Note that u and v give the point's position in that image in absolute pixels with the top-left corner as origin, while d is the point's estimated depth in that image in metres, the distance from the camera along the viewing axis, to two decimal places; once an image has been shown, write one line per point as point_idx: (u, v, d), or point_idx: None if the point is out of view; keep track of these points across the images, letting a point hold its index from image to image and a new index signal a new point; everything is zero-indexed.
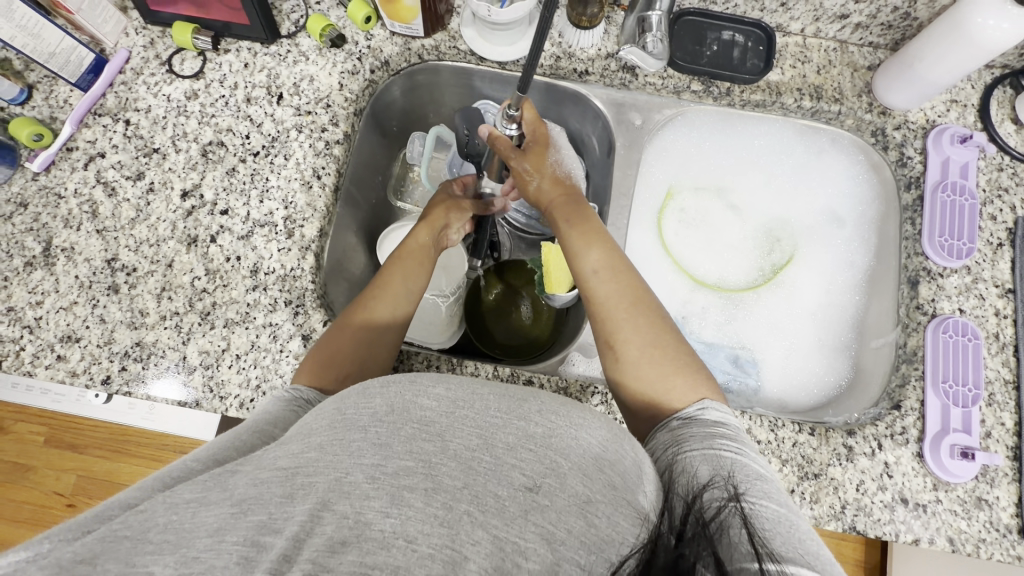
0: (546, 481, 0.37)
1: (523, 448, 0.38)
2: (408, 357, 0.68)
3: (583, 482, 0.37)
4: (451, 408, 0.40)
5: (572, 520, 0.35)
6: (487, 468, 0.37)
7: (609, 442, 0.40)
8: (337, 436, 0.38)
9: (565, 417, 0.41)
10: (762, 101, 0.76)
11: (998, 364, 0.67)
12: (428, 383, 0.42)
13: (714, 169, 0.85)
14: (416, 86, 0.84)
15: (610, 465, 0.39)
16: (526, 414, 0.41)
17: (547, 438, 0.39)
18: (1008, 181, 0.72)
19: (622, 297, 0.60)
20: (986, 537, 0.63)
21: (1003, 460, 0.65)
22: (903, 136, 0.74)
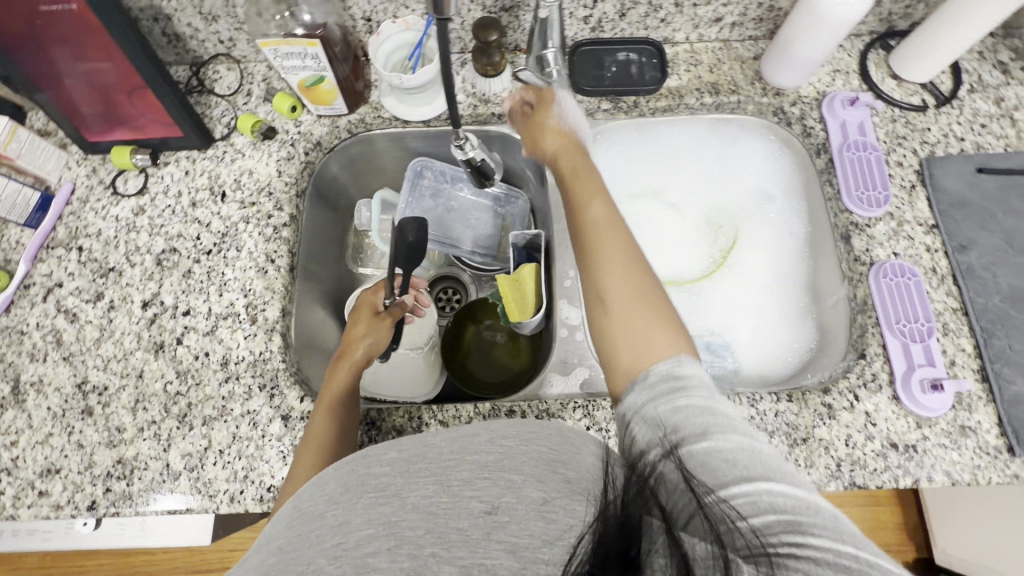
0: (503, 499, 0.38)
1: (479, 478, 0.39)
2: (389, 412, 0.69)
3: (538, 487, 0.38)
4: (406, 466, 0.42)
5: (532, 524, 0.36)
6: (446, 508, 0.38)
7: (561, 445, 0.41)
8: (300, 529, 0.40)
9: (514, 437, 0.42)
10: (668, 106, 0.82)
11: (943, 295, 0.70)
12: (382, 450, 0.44)
13: (644, 175, 0.89)
14: (353, 159, 0.88)
15: (564, 463, 0.40)
16: (478, 446, 0.42)
17: (497, 464, 0.40)
18: (903, 130, 0.78)
19: (620, 249, 0.57)
20: (979, 463, 0.64)
21: (975, 385, 0.67)
22: (801, 110, 0.81)
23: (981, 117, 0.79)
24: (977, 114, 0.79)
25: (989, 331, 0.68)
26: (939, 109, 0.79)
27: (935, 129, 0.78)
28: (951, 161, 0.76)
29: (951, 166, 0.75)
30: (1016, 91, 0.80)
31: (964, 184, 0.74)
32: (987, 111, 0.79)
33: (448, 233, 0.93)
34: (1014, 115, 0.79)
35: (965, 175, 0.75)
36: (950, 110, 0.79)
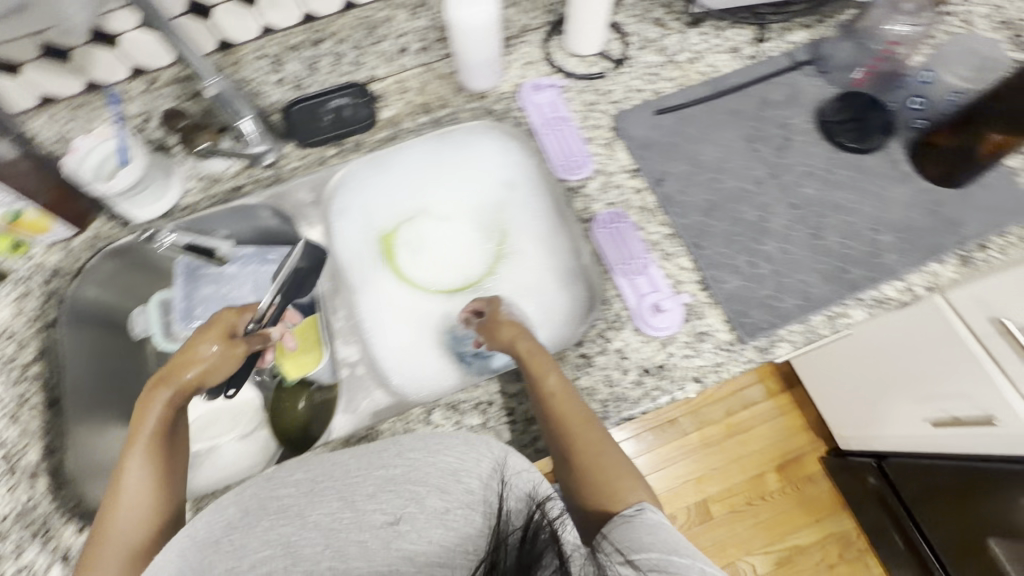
0: (407, 508, 0.51)
1: (382, 492, 0.52)
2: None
3: (441, 496, 0.51)
4: (307, 487, 0.53)
5: (434, 530, 0.49)
6: (349, 522, 0.50)
7: (465, 451, 0.54)
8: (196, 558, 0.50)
9: (424, 445, 0.55)
10: (391, 136, 0.89)
11: (657, 226, 0.79)
12: (286, 474, 0.55)
13: (404, 200, 0.92)
14: (110, 273, 0.85)
15: (467, 472, 0.53)
16: (386, 461, 0.54)
17: (397, 480, 0.53)
18: (592, 97, 0.88)
19: (572, 410, 0.64)
20: (720, 360, 0.71)
21: (700, 293, 0.74)
22: (505, 105, 0.89)
23: (652, 68, 0.90)
24: (648, 66, 0.91)
25: (698, 243, 0.77)
26: (617, 71, 0.90)
27: (618, 89, 0.89)
28: (635, 112, 0.86)
29: (635, 116, 0.86)
30: (674, 39, 0.93)
31: (650, 128, 0.85)
32: (656, 62, 0.91)
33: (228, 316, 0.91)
34: (677, 59, 0.91)
35: (648, 119, 0.85)
36: (627, 69, 0.90)
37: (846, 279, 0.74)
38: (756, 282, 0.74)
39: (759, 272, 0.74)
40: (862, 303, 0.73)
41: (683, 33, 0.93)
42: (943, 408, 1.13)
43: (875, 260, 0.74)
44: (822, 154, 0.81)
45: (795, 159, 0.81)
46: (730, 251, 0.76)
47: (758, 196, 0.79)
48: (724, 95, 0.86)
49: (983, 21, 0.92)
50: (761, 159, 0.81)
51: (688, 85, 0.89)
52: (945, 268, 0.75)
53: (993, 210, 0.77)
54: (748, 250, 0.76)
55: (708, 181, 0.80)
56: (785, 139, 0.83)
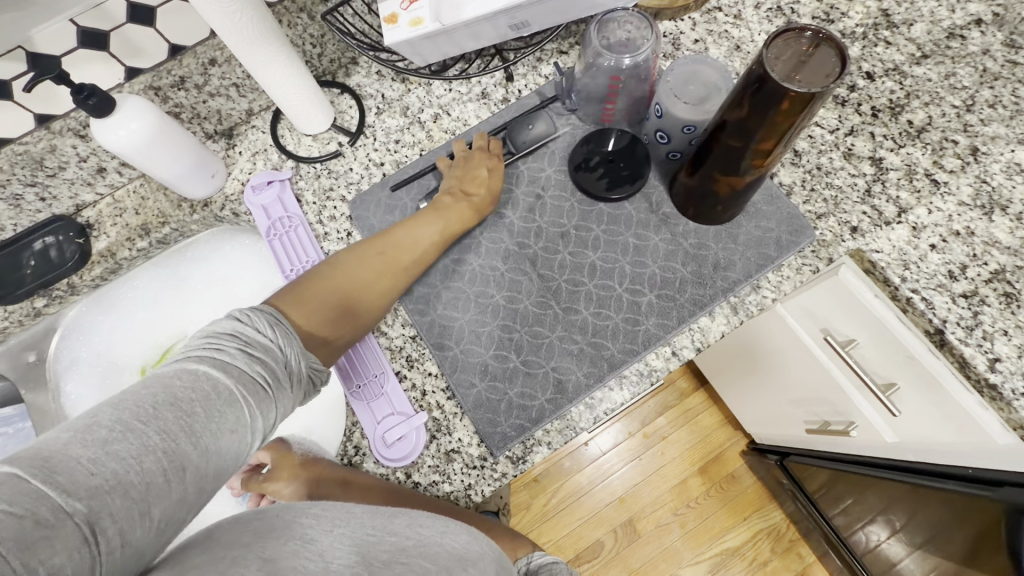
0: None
1: (397, 563, 0.43)
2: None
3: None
4: (330, 524, 0.43)
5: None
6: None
7: (469, 546, 0.50)
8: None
9: (430, 528, 0.49)
10: (111, 269, 0.77)
11: (400, 329, 0.69)
12: (304, 506, 0.44)
13: (163, 329, 0.86)
14: None
15: (472, 563, 0.48)
16: (398, 530, 0.47)
17: (411, 547, 0.45)
18: (329, 182, 0.78)
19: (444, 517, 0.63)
20: (470, 481, 0.63)
21: (446, 405, 0.66)
22: (234, 208, 0.78)
23: (393, 134, 0.80)
24: (390, 132, 0.80)
25: (443, 344, 0.68)
26: (355, 144, 0.79)
27: (356, 167, 0.78)
28: (371, 195, 0.76)
29: (372, 198, 0.76)
30: (418, 94, 0.81)
31: (388, 211, 0.75)
32: (397, 125, 0.80)
33: None
34: (421, 118, 0.80)
35: (386, 201, 0.76)
36: (366, 140, 0.79)
37: (604, 358, 0.65)
38: (505, 381, 0.65)
39: (508, 367, 0.66)
40: (624, 382, 0.65)
41: (426, 84, 0.81)
42: (818, 412, 0.99)
43: (634, 329, 0.66)
44: (576, 209, 0.72)
45: (547, 221, 0.72)
46: (477, 347, 0.67)
47: (507, 274, 0.70)
48: None
49: (753, 11, 0.82)
50: (510, 228, 0.72)
51: (433, 149, 0.78)
52: (714, 321, 0.67)
53: (762, 243, 0.69)
54: (496, 343, 0.67)
55: (452, 266, 0.71)
56: (536, 198, 0.73)
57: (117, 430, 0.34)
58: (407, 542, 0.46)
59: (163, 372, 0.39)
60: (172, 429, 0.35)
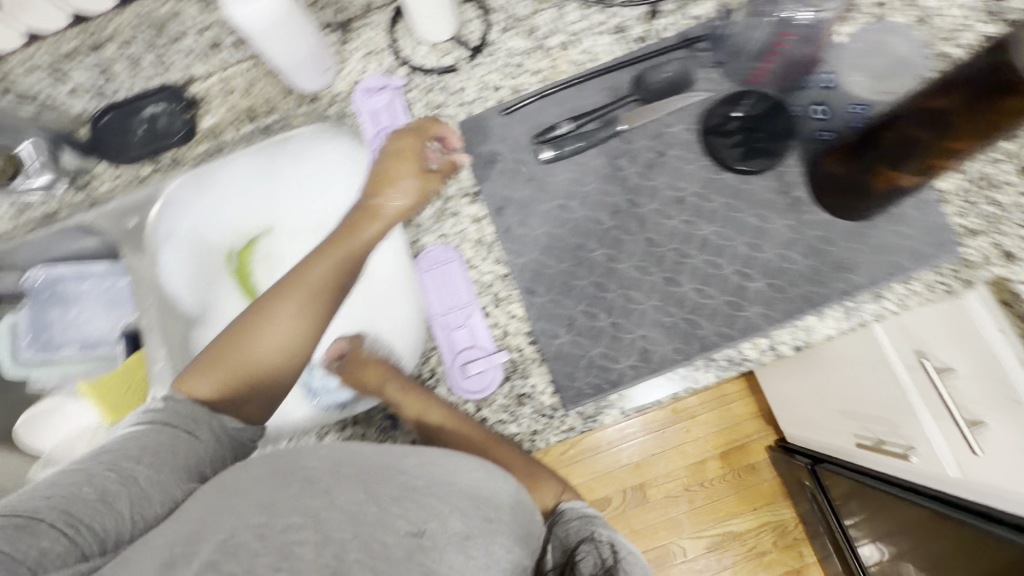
0: (430, 524, 0.43)
1: (404, 500, 0.44)
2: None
3: (462, 521, 0.45)
4: (335, 467, 0.46)
5: (459, 557, 0.42)
6: (373, 518, 0.42)
7: (482, 482, 0.51)
8: (182, 522, 0.41)
9: (439, 465, 0.50)
10: (216, 149, 0.78)
11: (492, 264, 0.68)
12: (308, 451, 0.48)
13: (252, 218, 0.86)
14: None
15: (483, 502, 0.49)
16: (405, 467, 0.48)
17: (417, 486, 0.46)
18: (441, 97, 0.74)
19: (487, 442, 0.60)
20: (537, 428, 0.64)
21: (526, 349, 0.65)
22: (340, 109, 0.76)
23: (515, 57, 0.74)
24: (512, 54, 0.74)
25: (533, 289, 0.66)
26: (473, 61, 0.74)
27: (470, 86, 0.74)
28: (482, 119, 0.72)
29: (482, 123, 0.72)
30: (548, 16, 0.74)
31: (497, 138, 0.71)
32: (520, 48, 0.74)
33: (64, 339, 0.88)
34: (547, 43, 0.74)
35: (497, 127, 0.72)
36: (485, 59, 0.74)
37: (696, 337, 0.63)
38: (590, 338, 0.64)
39: (595, 325, 0.64)
40: (712, 365, 0.63)
41: (560, 6, 0.74)
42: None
43: (735, 314, 0.63)
44: (698, 175, 0.67)
45: (664, 182, 0.67)
46: (566, 298, 0.65)
47: (611, 230, 0.67)
48: (593, 95, 0.71)
49: None
50: (622, 182, 0.68)
51: (555, 81, 0.73)
52: (822, 323, 0.63)
53: (898, 250, 0.63)
54: (587, 298, 0.65)
55: (555, 210, 0.68)
56: (657, 155, 0.68)
57: (76, 470, 0.43)
58: (418, 482, 0.47)
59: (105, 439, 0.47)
60: (99, 482, 0.42)
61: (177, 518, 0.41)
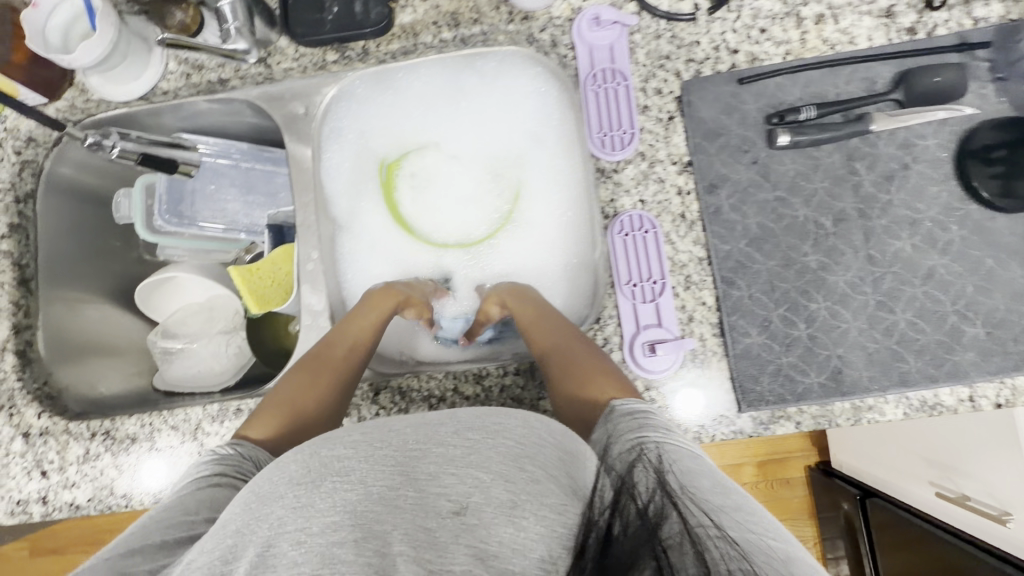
0: (472, 500, 0.39)
1: (445, 475, 0.41)
2: (114, 420, 0.68)
3: (506, 488, 0.40)
4: (369, 451, 0.43)
5: (501, 532, 0.38)
6: (411, 504, 0.40)
7: (527, 439, 0.43)
8: (258, 511, 0.41)
9: (482, 428, 0.44)
10: (406, 48, 0.72)
11: (690, 244, 0.64)
12: (341, 433, 0.46)
13: (416, 130, 0.81)
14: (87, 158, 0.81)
15: (532, 460, 0.42)
16: (444, 439, 0.43)
17: (467, 455, 0.42)
18: (668, 48, 0.67)
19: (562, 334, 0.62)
20: (704, 422, 0.61)
21: (709, 340, 0.62)
22: (552, 36, 0.69)
23: (760, 20, 0.66)
24: (759, 16, 0.66)
25: (731, 281, 0.62)
26: (713, 14, 0.66)
27: (704, 43, 0.66)
28: (712, 82, 0.65)
29: (711, 87, 0.65)
30: None
31: (724, 108, 0.65)
32: (769, 11, 0.66)
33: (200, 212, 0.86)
34: (800, 12, 0.66)
35: (727, 95, 0.65)
36: (727, 15, 0.66)
37: (897, 370, 0.59)
38: (781, 345, 0.61)
39: (791, 333, 0.61)
40: (903, 402, 0.60)
41: None
42: (957, 483, 1.01)
43: (944, 356, 0.59)
44: (940, 200, 0.61)
45: (900, 199, 0.62)
46: (766, 298, 0.62)
47: (830, 238, 0.62)
48: (842, 84, 0.64)
49: None
50: (854, 189, 0.62)
51: (801, 57, 0.65)
52: None
53: None
54: (788, 303, 0.61)
55: (773, 202, 0.63)
56: (900, 167, 0.62)
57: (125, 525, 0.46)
58: (457, 453, 0.42)
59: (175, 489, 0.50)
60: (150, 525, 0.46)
61: (257, 504, 0.42)
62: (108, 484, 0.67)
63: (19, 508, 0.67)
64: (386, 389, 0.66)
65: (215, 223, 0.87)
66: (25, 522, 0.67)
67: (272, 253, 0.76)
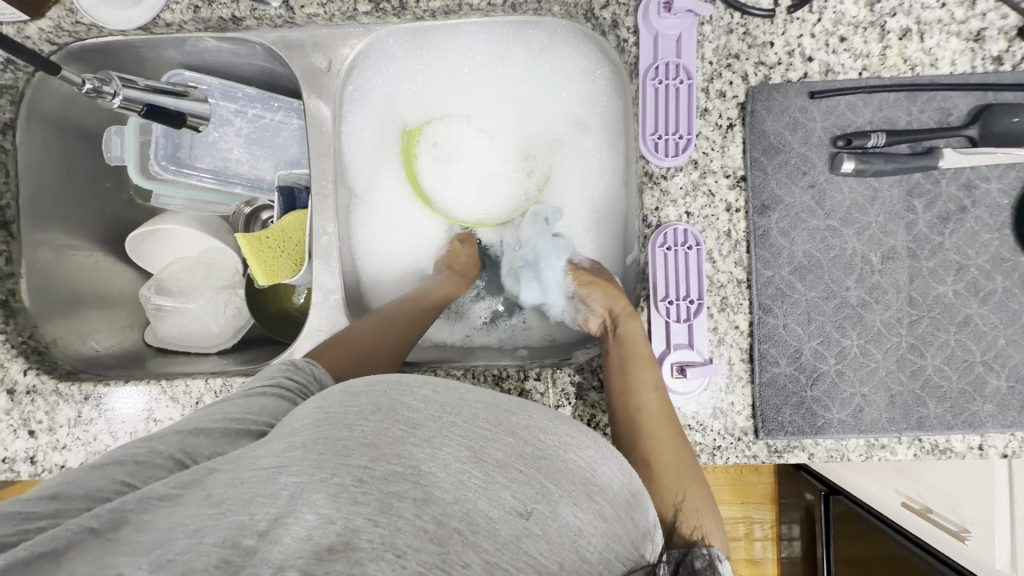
0: (537, 506, 0.33)
1: (514, 469, 0.33)
2: (108, 384, 0.65)
3: (575, 512, 0.33)
4: (440, 415, 0.36)
5: (564, 553, 0.32)
6: (477, 487, 0.32)
7: (599, 463, 0.37)
8: (322, 433, 0.34)
9: (554, 434, 0.37)
10: (446, 8, 0.63)
11: (731, 264, 0.61)
12: (415, 384, 0.38)
13: (444, 99, 0.74)
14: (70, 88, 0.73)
15: (601, 491, 0.35)
16: (514, 428, 0.36)
17: (539, 457, 0.35)
18: (739, 45, 0.61)
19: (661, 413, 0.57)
20: (720, 444, 0.61)
21: (736, 365, 0.61)
22: (613, 15, 0.62)
23: (842, 27, 0.60)
24: (842, 21, 0.60)
25: (768, 308, 0.60)
26: (793, 13, 0.60)
27: (779, 44, 0.61)
28: (781, 92, 0.60)
29: (779, 97, 0.60)
30: None
31: (789, 122, 0.60)
32: (853, 18, 0.60)
33: (198, 159, 0.78)
34: (886, 24, 0.60)
35: (795, 109, 0.60)
36: (808, 15, 0.60)
37: (917, 415, 0.59)
38: (808, 378, 0.60)
39: (820, 367, 0.60)
40: (915, 443, 0.60)
41: None
42: (924, 495, 0.95)
43: (965, 406, 0.59)
44: (992, 247, 0.59)
45: (951, 242, 0.60)
46: (800, 329, 0.60)
47: (874, 274, 0.60)
48: (916, 111, 0.60)
49: None
50: (908, 226, 0.60)
51: (878, 75, 0.60)
52: None
53: None
54: (822, 337, 0.60)
55: (823, 230, 0.60)
56: (957, 210, 0.60)
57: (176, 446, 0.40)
58: (530, 452, 0.35)
59: (232, 403, 0.44)
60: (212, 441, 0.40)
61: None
62: (102, 449, 0.64)
63: (7, 466, 0.64)
64: None
65: (214, 174, 0.79)
66: (13, 480, 0.65)
67: (281, 220, 0.71)
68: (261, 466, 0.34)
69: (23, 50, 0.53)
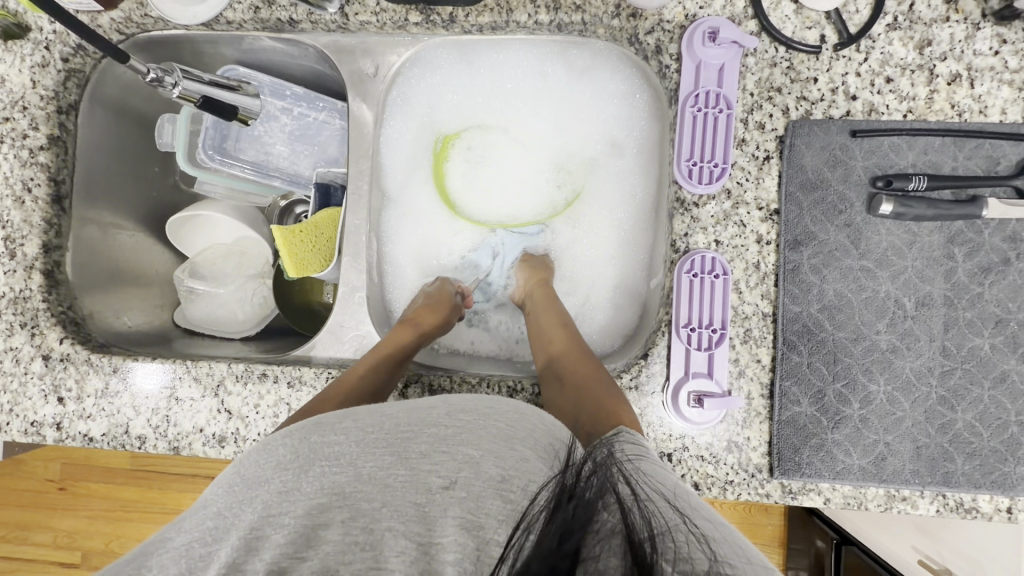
0: (462, 474, 0.36)
1: (437, 453, 0.38)
2: (136, 358, 0.67)
3: (496, 464, 0.37)
4: (361, 436, 0.41)
5: (489, 503, 0.35)
6: (402, 482, 0.37)
7: (518, 423, 0.42)
8: (242, 495, 0.39)
9: (472, 412, 0.43)
10: (494, 23, 0.65)
11: (757, 297, 0.60)
12: (335, 422, 0.44)
13: (483, 110, 0.76)
14: (130, 76, 0.77)
15: (521, 441, 0.40)
16: (434, 421, 0.42)
17: (458, 434, 0.40)
18: (782, 79, 0.61)
19: (576, 357, 0.61)
20: (733, 479, 0.60)
21: (756, 400, 0.60)
22: (657, 40, 0.62)
23: (889, 67, 0.60)
24: (890, 62, 0.60)
25: (793, 345, 0.59)
26: (839, 51, 0.60)
27: (823, 80, 0.60)
28: (822, 128, 0.60)
29: (820, 134, 0.60)
30: (954, 34, 0.59)
31: (827, 158, 0.60)
32: (901, 60, 0.60)
33: (239, 150, 0.81)
34: (936, 67, 0.59)
35: (835, 146, 0.60)
36: (856, 54, 0.60)
37: (943, 470, 0.57)
38: (830, 421, 0.58)
39: (843, 411, 0.58)
40: (939, 499, 0.58)
41: (973, 26, 0.59)
42: (944, 556, 0.89)
43: (996, 465, 0.57)
44: None
45: (992, 294, 0.58)
46: (825, 370, 0.59)
47: (907, 320, 0.58)
48: (961, 158, 0.59)
49: None
50: (946, 274, 0.58)
51: (924, 118, 0.59)
52: None
53: None
54: (847, 379, 0.58)
55: (855, 271, 0.59)
56: (999, 261, 0.58)
57: None
58: (448, 432, 0.40)
59: None
60: None
61: (244, 488, 0.39)
62: (124, 422, 0.66)
63: (35, 429, 0.66)
64: (416, 382, 0.65)
65: (256, 167, 0.82)
66: (38, 444, 0.67)
67: (315, 216, 0.73)
68: (169, 550, 0.37)
69: (93, 36, 0.55)
